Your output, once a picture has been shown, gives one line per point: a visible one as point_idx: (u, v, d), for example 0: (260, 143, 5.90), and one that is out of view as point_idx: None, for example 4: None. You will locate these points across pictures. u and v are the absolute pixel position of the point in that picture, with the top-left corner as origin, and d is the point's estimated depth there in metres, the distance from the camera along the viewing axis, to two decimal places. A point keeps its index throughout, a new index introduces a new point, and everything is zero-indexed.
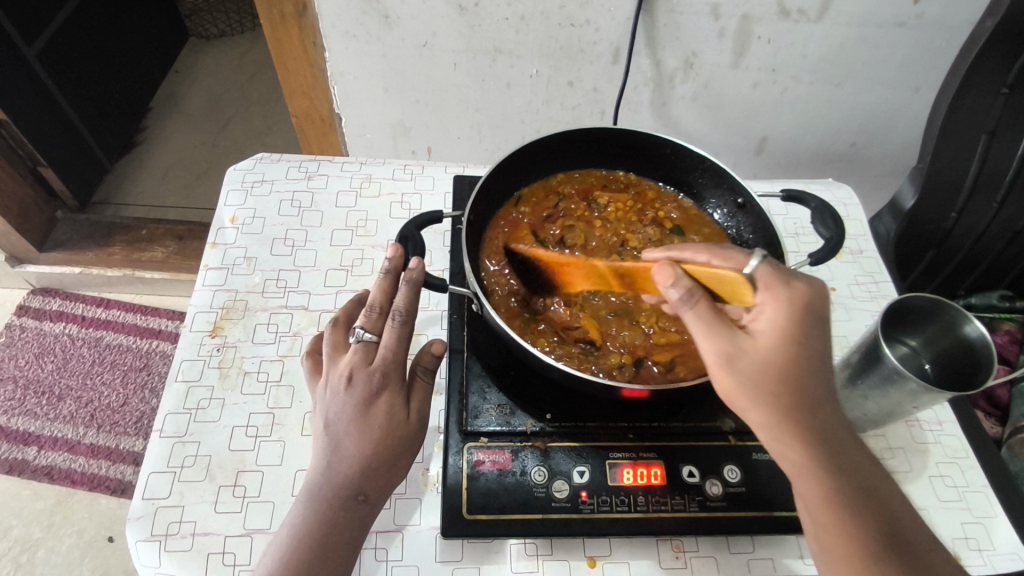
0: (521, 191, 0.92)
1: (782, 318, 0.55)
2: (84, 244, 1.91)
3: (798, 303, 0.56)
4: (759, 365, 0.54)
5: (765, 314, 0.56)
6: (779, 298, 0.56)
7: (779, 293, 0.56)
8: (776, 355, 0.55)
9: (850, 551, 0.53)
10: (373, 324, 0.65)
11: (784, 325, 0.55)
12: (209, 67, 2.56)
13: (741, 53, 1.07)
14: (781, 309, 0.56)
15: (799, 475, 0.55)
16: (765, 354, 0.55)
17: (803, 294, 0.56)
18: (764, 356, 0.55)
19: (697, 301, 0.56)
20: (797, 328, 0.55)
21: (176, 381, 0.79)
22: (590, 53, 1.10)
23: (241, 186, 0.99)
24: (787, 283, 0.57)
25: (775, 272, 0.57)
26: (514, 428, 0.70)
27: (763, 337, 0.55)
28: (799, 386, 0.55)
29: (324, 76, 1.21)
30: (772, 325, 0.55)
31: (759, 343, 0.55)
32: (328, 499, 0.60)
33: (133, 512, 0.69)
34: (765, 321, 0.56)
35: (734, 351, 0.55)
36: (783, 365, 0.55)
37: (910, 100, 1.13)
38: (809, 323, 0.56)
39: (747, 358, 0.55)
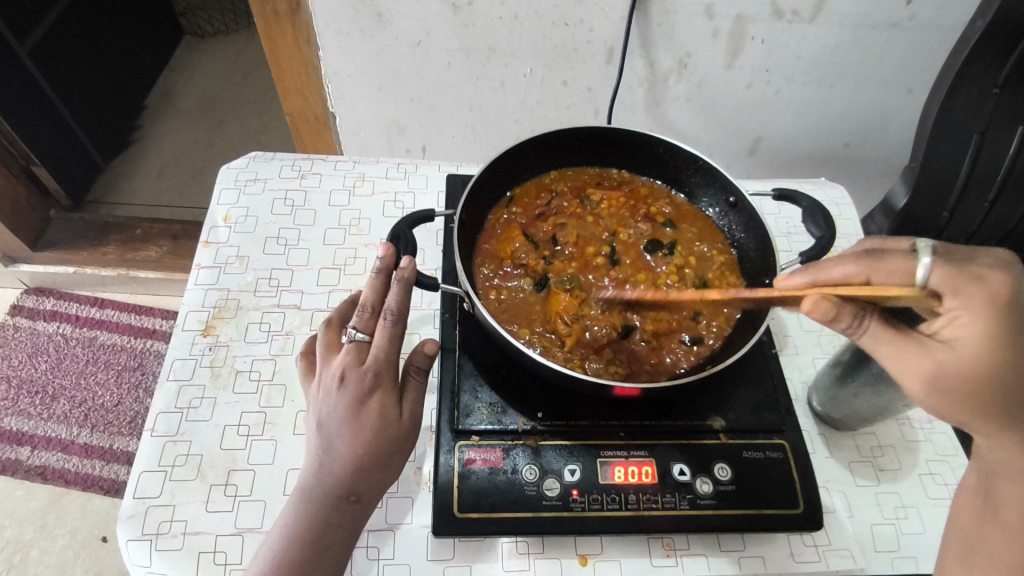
0: (513, 189, 0.92)
1: (977, 325, 0.51)
2: (78, 243, 1.90)
3: (990, 302, 0.51)
4: (965, 377, 0.52)
5: (968, 324, 0.52)
6: (979, 308, 0.51)
7: (975, 297, 0.51)
8: (984, 364, 0.51)
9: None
10: (365, 324, 0.65)
11: (987, 333, 0.51)
12: (204, 66, 2.56)
13: (735, 53, 1.07)
14: (981, 319, 0.51)
15: (1008, 476, 0.54)
16: (966, 364, 0.52)
17: (1002, 286, 0.51)
18: (965, 367, 0.52)
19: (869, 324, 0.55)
20: (1004, 330, 0.51)
21: (168, 380, 0.79)
22: (584, 52, 1.10)
23: (233, 185, 0.99)
24: (978, 282, 0.52)
25: (958, 274, 0.52)
26: (505, 427, 0.70)
27: (965, 346, 0.52)
28: (1000, 394, 0.52)
29: (317, 75, 1.21)
30: (970, 329, 0.52)
31: (958, 354, 0.52)
32: (319, 499, 0.60)
33: (124, 511, 0.69)
34: (963, 328, 0.52)
35: (933, 370, 0.53)
36: (990, 374, 0.51)
37: (902, 100, 1.13)
38: (1021, 320, 0.51)
39: (950, 372, 0.52)
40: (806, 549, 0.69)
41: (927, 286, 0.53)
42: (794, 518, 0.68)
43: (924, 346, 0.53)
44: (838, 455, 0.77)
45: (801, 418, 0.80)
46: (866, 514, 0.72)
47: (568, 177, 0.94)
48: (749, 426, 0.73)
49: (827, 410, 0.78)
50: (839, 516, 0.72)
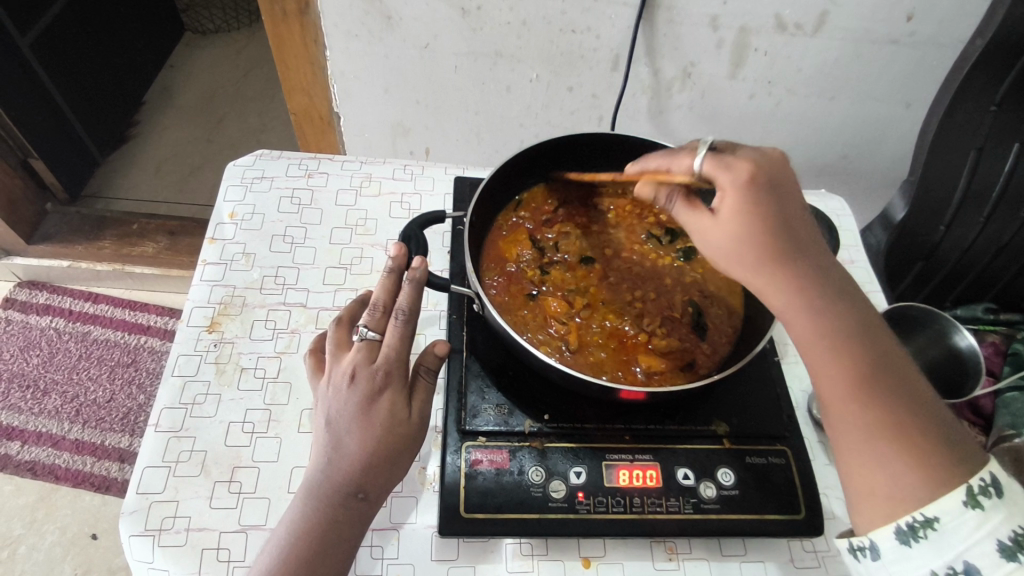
0: (523, 197, 0.93)
1: (728, 200, 0.58)
2: (74, 237, 1.89)
3: (728, 189, 0.57)
4: (725, 244, 0.60)
5: (722, 205, 0.59)
6: (724, 190, 0.58)
7: (740, 204, 0.57)
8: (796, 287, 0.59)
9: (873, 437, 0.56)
10: (377, 323, 0.65)
11: (733, 211, 0.58)
12: (204, 62, 2.55)
13: (738, 65, 1.09)
14: (726, 196, 0.58)
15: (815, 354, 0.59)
16: (727, 234, 0.59)
17: (745, 176, 0.57)
18: (727, 238, 0.59)
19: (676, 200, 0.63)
20: (750, 213, 0.57)
21: (173, 376, 0.79)
22: (590, 59, 1.11)
23: (240, 181, 0.98)
24: (729, 171, 0.58)
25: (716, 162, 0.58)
26: (512, 428, 0.70)
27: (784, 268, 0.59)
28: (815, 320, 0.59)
29: (324, 75, 1.22)
30: (742, 247, 0.59)
31: (719, 227, 0.59)
32: (326, 497, 0.60)
33: (127, 506, 0.69)
34: (721, 208, 0.59)
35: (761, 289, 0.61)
36: (746, 236, 0.58)
37: (902, 115, 1.16)
38: (794, 242, 0.59)
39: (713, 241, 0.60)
40: (806, 555, 0.70)
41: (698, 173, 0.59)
42: (796, 523, 0.68)
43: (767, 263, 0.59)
44: None
45: (803, 427, 0.80)
46: None
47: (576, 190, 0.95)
48: (753, 432, 0.73)
49: None
50: (839, 524, 0.73)
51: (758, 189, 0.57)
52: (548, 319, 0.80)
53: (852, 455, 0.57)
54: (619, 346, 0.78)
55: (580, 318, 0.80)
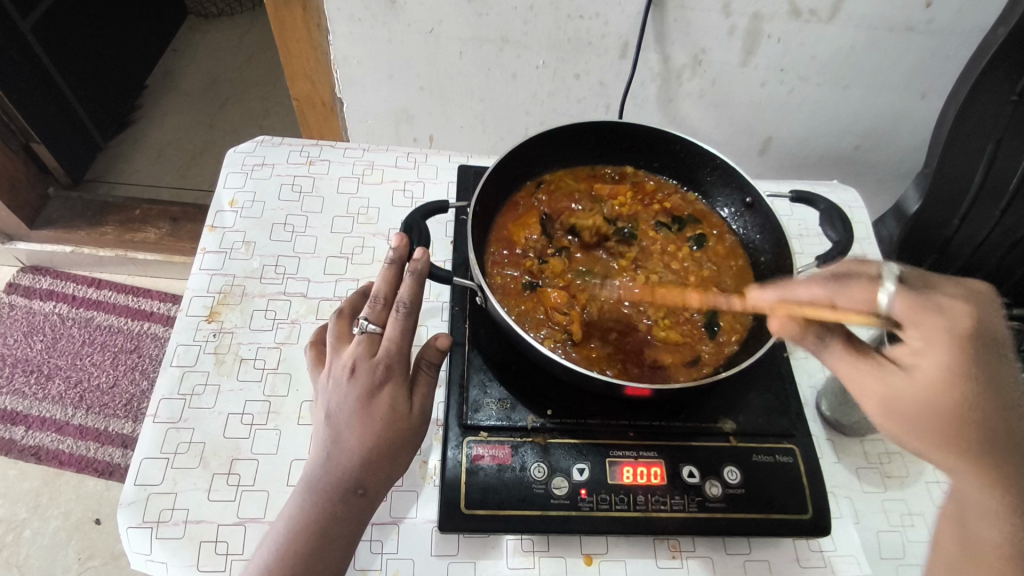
0: (546, 174, 0.91)
1: (942, 351, 0.51)
2: (76, 222, 1.88)
3: (948, 332, 0.51)
4: (917, 399, 0.52)
5: (926, 353, 0.52)
6: (937, 337, 0.51)
7: (945, 356, 0.50)
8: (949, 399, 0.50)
9: None
10: (377, 315, 0.63)
11: (944, 362, 0.50)
12: (207, 46, 2.52)
13: (750, 52, 1.06)
14: (939, 345, 0.51)
15: (974, 514, 0.50)
16: (921, 388, 0.52)
17: (962, 318, 0.51)
18: (921, 394, 0.52)
19: (831, 343, 0.57)
20: (968, 362, 0.50)
21: (171, 366, 0.78)
22: (598, 45, 1.08)
23: (240, 168, 0.97)
24: (927, 305, 0.52)
25: (917, 300, 0.52)
26: (514, 423, 0.69)
27: (923, 373, 0.52)
28: (979, 430, 0.50)
29: (327, 60, 1.20)
30: (939, 400, 0.51)
31: (915, 378, 0.52)
32: (324, 493, 0.59)
33: (125, 497, 0.69)
34: (927, 357, 0.52)
35: (888, 396, 0.53)
36: (948, 396, 0.50)
37: (917, 105, 1.13)
38: (994, 389, 0.50)
39: (903, 394, 0.52)
40: (811, 554, 0.69)
41: (886, 312, 0.53)
42: (802, 523, 0.67)
43: (873, 364, 0.55)
44: (846, 461, 0.77)
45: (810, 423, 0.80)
46: (873, 521, 0.72)
47: (593, 171, 0.92)
48: (760, 429, 0.72)
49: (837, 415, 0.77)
50: (845, 521, 0.72)
51: (972, 343, 0.50)
52: (550, 311, 0.77)
53: None
54: (623, 339, 0.76)
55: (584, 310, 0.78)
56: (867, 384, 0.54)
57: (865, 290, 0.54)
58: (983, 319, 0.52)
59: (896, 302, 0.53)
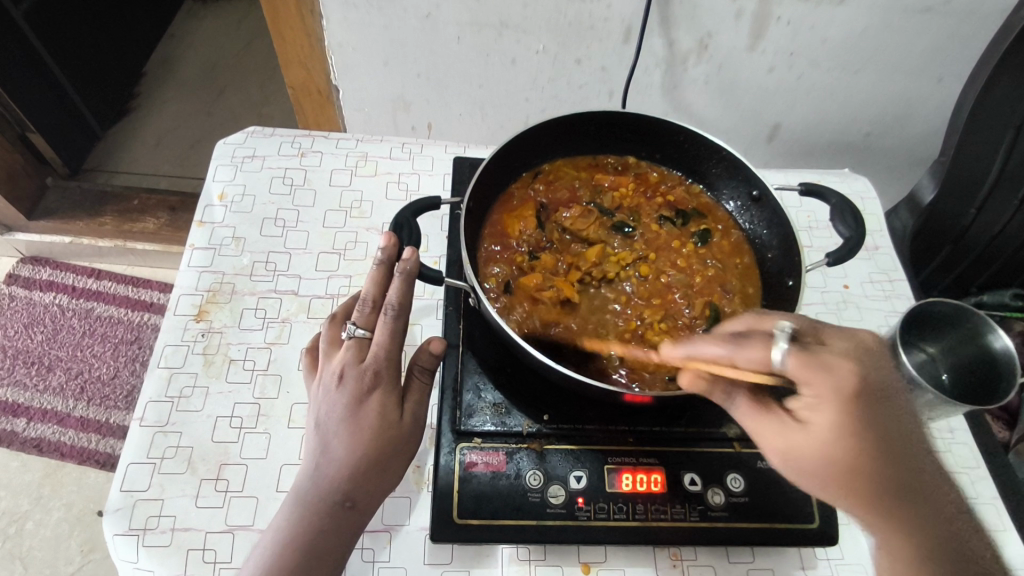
0: (544, 165, 0.88)
1: (832, 410, 0.52)
2: (74, 213, 1.86)
3: (835, 390, 0.51)
4: (814, 452, 0.53)
5: (820, 408, 0.52)
6: (826, 394, 0.52)
7: (838, 412, 0.51)
8: (846, 456, 0.52)
9: None
10: (366, 320, 0.61)
11: (839, 417, 0.51)
12: (205, 32, 2.48)
13: (759, 36, 1.02)
14: (830, 402, 0.51)
15: (876, 557, 0.53)
16: (815, 442, 0.53)
17: (848, 378, 0.52)
18: (822, 448, 0.52)
19: (739, 399, 0.57)
20: (854, 417, 0.51)
21: (159, 367, 0.76)
22: (600, 30, 1.04)
23: (230, 160, 0.94)
24: (825, 367, 0.52)
25: (808, 356, 0.52)
26: (509, 429, 0.66)
27: (818, 428, 0.53)
28: (868, 483, 0.52)
29: (320, 46, 1.16)
30: (833, 454, 0.52)
31: (812, 431, 0.53)
32: (311, 505, 0.56)
33: (112, 504, 0.67)
34: (818, 414, 0.53)
35: (790, 449, 0.54)
36: (847, 452, 0.52)
37: (932, 90, 1.08)
38: (875, 439, 0.51)
39: (800, 447, 0.53)
40: (818, 562, 0.67)
41: (779, 367, 0.52)
42: (807, 533, 0.64)
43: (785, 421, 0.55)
44: None
45: None
46: None
47: (595, 161, 0.89)
48: None
49: None
50: (852, 528, 0.70)
51: (861, 400, 0.51)
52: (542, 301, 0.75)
53: None
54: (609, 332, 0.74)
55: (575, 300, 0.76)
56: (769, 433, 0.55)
57: (759, 349, 0.53)
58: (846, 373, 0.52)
59: (790, 356, 0.52)
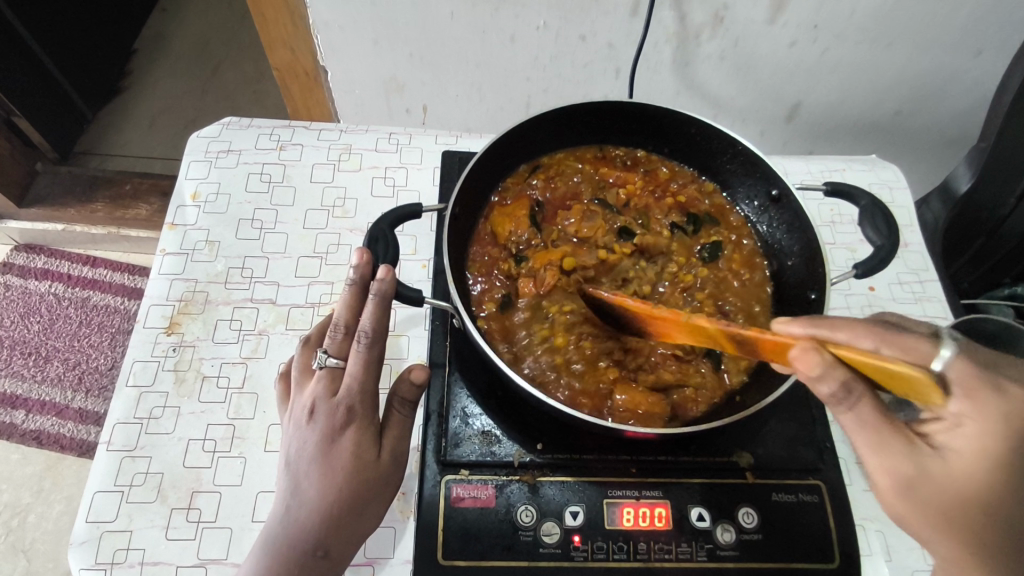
0: (543, 158, 0.81)
1: (985, 438, 0.43)
2: (66, 200, 1.81)
3: (1002, 417, 0.43)
4: (948, 489, 0.44)
5: (971, 434, 0.44)
6: (985, 420, 0.43)
7: (992, 442, 0.43)
8: (987, 490, 0.44)
9: None
10: (339, 347, 0.55)
11: (991, 448, 0.43)
12: (198, 5, 2.38)
13: (779, 8, 0.92)
14: (984, 427, 0.43)
15: None
16: (954, 474, 0.44)
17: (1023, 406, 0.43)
18: (956, 481, 0.44)
19: (858, 400, 0.44)
20: (1016, 452, 0.43)
21: (127, 386, 0.71)
22: (604, 3, 0.95)
23: (204, 156, 0.87)
24: (993, 390, 0.44)
25: (977, 370, 0.44)
26: (499, 459, 0.61)
27: (959, 458, 0.44)
28: (998, 527, 0.44)
29: (304, 25, 1.08)
30: (967, 494, 0.44)
31: (948, 463, 0.45)
32: (277, 556, 0.50)
33: (76, 537, 0.63)
34: (963, 442, 0.44)
35: (915, 478, 0.45)
36: (987, 489, 0.44)
37: (971, 64, 0.98)
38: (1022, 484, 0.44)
39: (930, 480, 0.45)
40: None
41: (938, 373, 0.44)
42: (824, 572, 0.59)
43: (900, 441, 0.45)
44: None
45: (839, 445, 0.70)
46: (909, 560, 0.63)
47: (602, 154, 0.82)
48: (781, 463, 0.63)
49: None
50: (876, 560, 0.64)
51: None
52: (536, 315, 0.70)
53: None
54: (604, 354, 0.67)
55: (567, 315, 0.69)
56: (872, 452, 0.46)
57: (927, 345, 0.44)
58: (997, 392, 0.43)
59: (957, 364, 0.44)
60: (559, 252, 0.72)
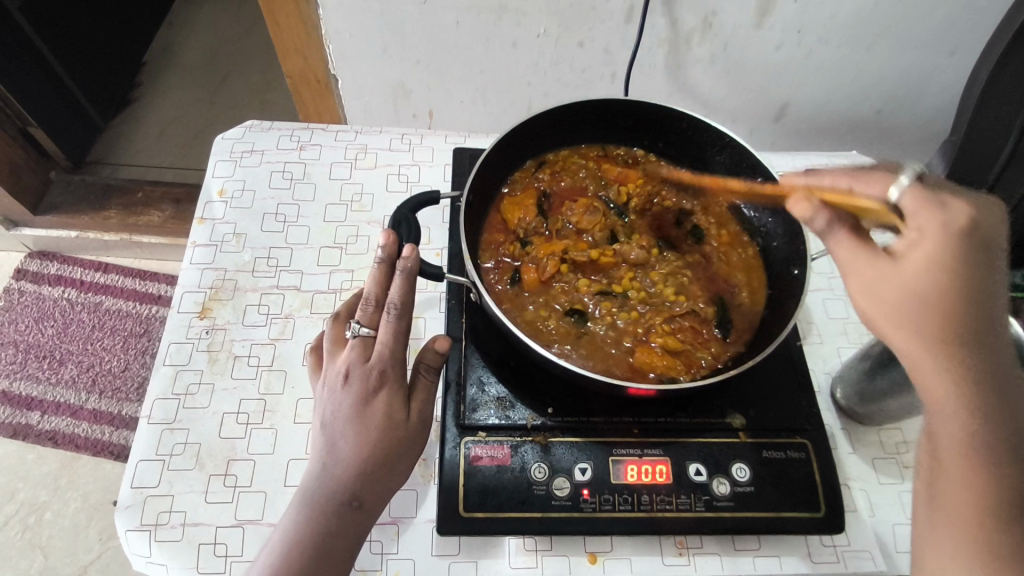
0: (548, 156, 0.87)
1: (934, 247, 0.49)
2: (80, 207, 1.87)
3: (945, 228, 0.49)
4: (903, 287, 0.50)
5: (919, 245, 0.50)
6: (930, 230, 0.50)
7: (935, 249, 0.49)
8: (935, 288, 0.49)
9: (974, 510, 0.47)
10: (370, 318, 0.60)
11: (940, 255, 0.49)
12: (205, 19, 2.45)
13: (765, 13, 0.99)
14: (933, 239, 0.49)
15: (943, 415, 0.49)
16: (908, 278, 0.50)
17: (961, 218, 0.50)
18: (909, 281, 0.50)
19: (839, 232, 0.53)
20: (954, 259, 0.49)
21: (164, 365, 0.76)
22: (602, 10, 1.02)
23: (228, 156, 0.93)
24: (943, 206, 0.50)
25: (926, 194, 0.51)
26: (513, 422, 0.67)
27: (910, 264, 0.50)
28: (956, 325, 0.49)
29: (318, 34, 1.14)
30: (924, 301, 0.49)
31: (904, 268, 0.50)
32: (317, 506, 0.56)
33: (122, 501, 0.68)
34: (917, 252, 0.50)
35: (877, 277, 0.51)
36: (933, 291, 0.49)
37: (944, 64, 1.05)
38: (976, 303, 0.49)
39: (886, 281, 0.50)
40: (824, 549, 0.67)
41: (893, 202, 0.52)
42: (813, 523, 0.64)
43: (884, 258, 0.52)
44: (862, 451, 0.74)
45: (824, 413, 0.76)
46: (888, 514, 0.69)
47: (603, 152, 0.88)
48: (771, 423, 0.69)
49: (852, 404, 0.74)
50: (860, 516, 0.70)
51: (965, 246, 0.49)
52: (551, 295, 0.75)
53: (941, 522, 0.49)
54: (618, 331, 0.73)
55: (572, 298, 0.75)
56: (869, 274, 0.52)
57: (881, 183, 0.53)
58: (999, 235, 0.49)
59: (908, 193, 0.51)
60: (560, 245, 0.78)
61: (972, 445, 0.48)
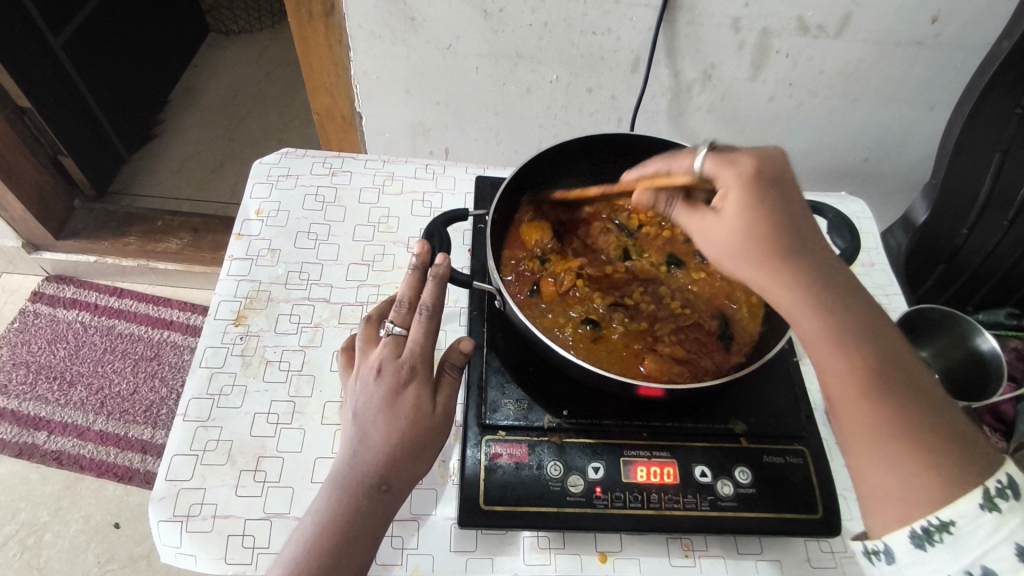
0: (567, 184, 0.95)
1: (737, 195, 0.56)
2: (100, 233, 1.93)
3: (742, 178, 0.56)
4: (728, 235, 0.56)
5: (728, 194, 0.57)
6: (730, 181, 0.56)
7: (741, 197, 0.56)
8: (751, 233, 0.56)
9: (873, 427, 0.53)
10: (403, 318, 0.66)
11: (743, 202, 0.55)
12: (228, 63, 2.59)
13: (759, 67, 1.09)
14: (736, 190, 0.56)
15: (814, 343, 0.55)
16: (727, 226, 0.57)
17: (748, 167, 0.56)
18: (730, 231, 0.56)
19: (676, 203, 0.61)
20: (763, 206, 0.55)
21: (200, 367, 0.81)
22: (610, 60, 1.12)
23: (266, 179, 1.00)
24: (734, 160, 0.57)
25: (720, 156, 0.58)
26: (531, 423, 0.71)
27: (729, 213, 0.57)
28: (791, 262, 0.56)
29: (346, 75, 1.24)
30: (745, 245, 0.56)
31: (723, 220, 0.57)
32: (350, 488, 0.60)
33: (157, 493, 0.71)
34: (728, 202, 0.57)
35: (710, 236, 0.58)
36: (750, 233, 0.56)
37: (924, 117, 1.15)
38: (788, 237, 0.56)
39: (715, 234, 0.57)
40: (822, 555, 0.70)
41: (700, 169, 0.59)
42: (812, 526, 0.68)
43: (709, 211, 0.59)
44: None
45: (821, 428, 0.81)
46: None
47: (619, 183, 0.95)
48: (770, 430, 0.74)
49: None
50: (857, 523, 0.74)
51: (764, 185, 0.56)
52: (568, 305, 0.82)
53: (854, 443, 0.54)
54: (630, 337, 0.79)
55: (587, 307, 0.81)
56: (706, 230, 0.58)
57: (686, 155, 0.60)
58: (781, 169, 0.57)
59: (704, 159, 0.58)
60: (576, 261, 0.85)
61: (851, 365, 0.54)
